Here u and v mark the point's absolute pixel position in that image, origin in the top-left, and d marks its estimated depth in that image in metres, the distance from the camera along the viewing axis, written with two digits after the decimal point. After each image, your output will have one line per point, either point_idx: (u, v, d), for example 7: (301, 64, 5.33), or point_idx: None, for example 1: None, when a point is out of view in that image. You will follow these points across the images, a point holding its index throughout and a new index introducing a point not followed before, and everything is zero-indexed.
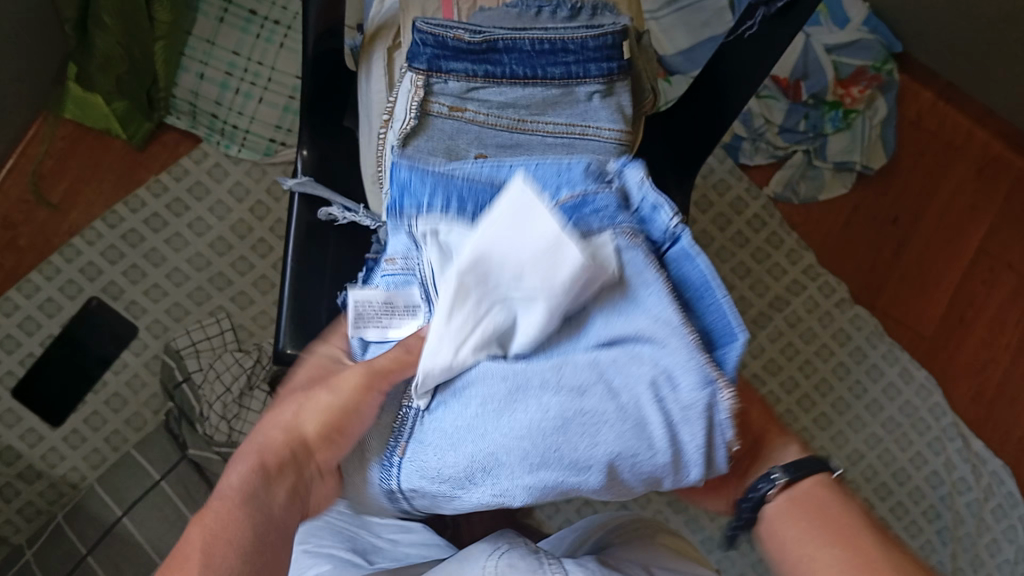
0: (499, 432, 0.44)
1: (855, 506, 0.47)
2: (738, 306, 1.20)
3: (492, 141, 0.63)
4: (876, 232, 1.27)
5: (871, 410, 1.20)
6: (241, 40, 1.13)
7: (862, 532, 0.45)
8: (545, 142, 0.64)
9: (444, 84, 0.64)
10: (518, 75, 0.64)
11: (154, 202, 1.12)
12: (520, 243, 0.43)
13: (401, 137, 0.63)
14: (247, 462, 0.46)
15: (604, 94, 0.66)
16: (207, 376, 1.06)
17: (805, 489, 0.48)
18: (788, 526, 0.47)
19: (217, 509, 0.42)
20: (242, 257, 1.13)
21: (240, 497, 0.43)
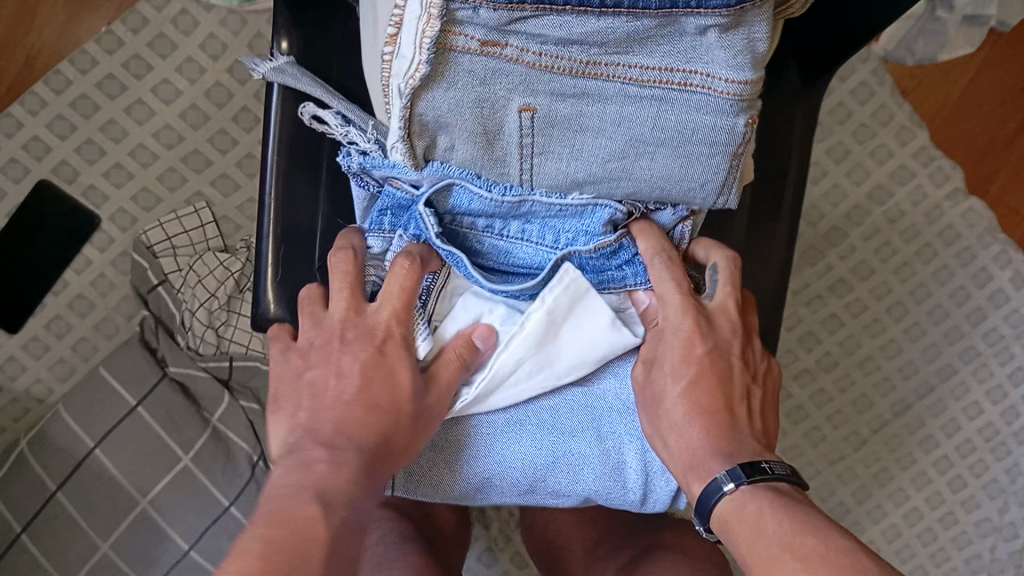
0: (501, 459, 0.55)
1: (791, 510, 0.46)
2: (829, 197, 1.00)
3: (544, 89, 0.46)
4: (1001, 101, 1.03)
5: (972, 320, 1.00)
6: None
7: (810, 530, 0.44)
8: (624, 92, 0.46)
9: (475, 11, 0.43)
10: (591, 1, 0.43)
11: (107, 60, 0.90)
12: (581, 340, 0.53)
13: (410, 87, 0.44)
14: (341, 468, 0.46)
15: (721, 28, 0.45)
16: (186, 279, 0.88)
17: (730, 505, 0.48)
18: (730, 546, 0.48)
19: (324, 535, 0.43)
20: (222, 131, 0.92)
21: (340, 525, 0.44)
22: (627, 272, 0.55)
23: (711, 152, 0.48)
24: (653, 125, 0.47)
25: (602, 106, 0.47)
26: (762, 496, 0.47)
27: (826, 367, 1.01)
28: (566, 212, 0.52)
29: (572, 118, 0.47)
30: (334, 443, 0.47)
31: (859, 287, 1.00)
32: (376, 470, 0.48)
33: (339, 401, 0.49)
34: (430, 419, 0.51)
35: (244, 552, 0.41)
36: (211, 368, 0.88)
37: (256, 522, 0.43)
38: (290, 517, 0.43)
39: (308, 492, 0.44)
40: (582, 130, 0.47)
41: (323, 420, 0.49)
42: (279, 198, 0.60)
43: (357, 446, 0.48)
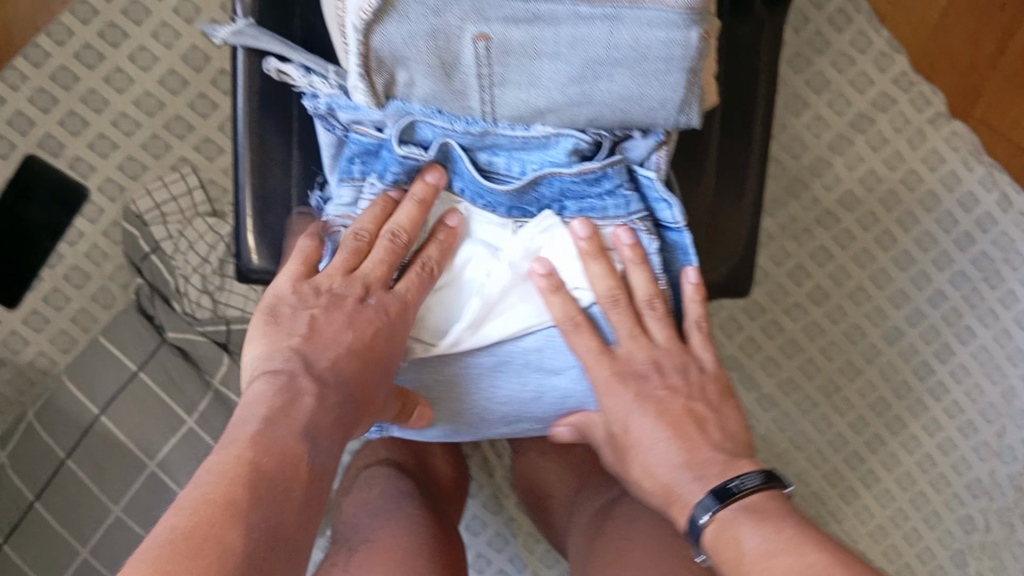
0: (491, 399, 0.60)
1: (776, 520, 0.49)
2: (812, 128, 1.00)
3: (495, 15, 0.48)
4: (980, 17, 1.03)
5: (961, 244, 1.00)
6: None
7: (803, 539, 0.46)
8: (575, 13, 0.48)
9: None
10: None
11: (83, 30, 0.90)
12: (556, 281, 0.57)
13: (362, 22, 0.47)
14: (327, 412, 0.50)
15: None
16: (179, 246, 0.90)
17: (713, 533, 0.51)
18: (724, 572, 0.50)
19: (304, 470, 0.46)
20: (202, 95, 0.92)
21: (318, 465, 0.48)
22: (607, 204, 0.57)
23: (667, 69, 0.50)
24: (608, 47, 0.49)
25: (555, 30, 0.49)
26: (739, 518, 0.50)
27: (817, 301, 1.02)
28: (531, 145, 0.54)
29: (525, 45, 0.49)
30: (322, 382, 0.51)
31: (846, 218, 1.01)
32: (350, 419, 0.52)
33: (338, 342, 0.53)
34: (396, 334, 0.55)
35: (222, 475, 0.43)
36: (210, 333, 0.89)
37: (237, 443, 0.45)
38: (276, 446, 0.46)
39: (294, 426, 0.48)
40: (537, 56, 0.50)
41: (320, 356, 0.52)
42: (253, 151, 0.61)
43: (342, 382, 0.52)
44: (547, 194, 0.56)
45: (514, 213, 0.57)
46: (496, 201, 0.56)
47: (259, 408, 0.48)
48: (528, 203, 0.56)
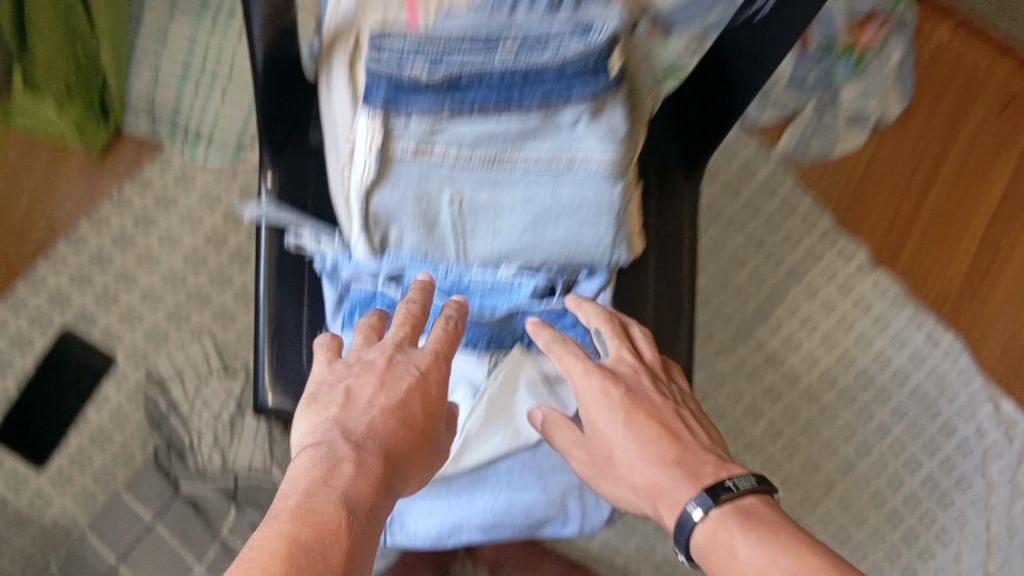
0: (491, 493, 0.64)
1: (774, 526, 0.50)
2: (753, 280, 1.14)
3: (465, 181, 0.60)
4: (895, 182, 1.21)
5: (896, 381, 1.12)
6: (196, 34, 1.04)
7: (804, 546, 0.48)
8: (525, 177, 0.60)
9: (405, 125, 0.58)
10: (489, 108, 0.58)
11: (119, 218, 1.05)
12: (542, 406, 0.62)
13: (364, 189, 0.59)
14: (366, 477, 0.45)
15: (588, 115, 0.59)
16: (194, 406, 1.00)
17: (705, 533, 0.52)
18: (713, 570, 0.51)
19: (343, 537, 0.40)
20: (219, 270, 1.06)
21: (362, 533, 0.42)
22: (569, 337, 0.63)
23: (598, 216, 0.61)
24: (554, 200, 0.60)
25: (512, 191, 0.61)
26: (731, 522, 0.51)
27: (773, 436, 1.11)
28: (500, 288, 0.62)
29: (488, 204, 0.61)
30: (358, 448, 0.46)
31: (791, 359, 1.12)
32: (393, 484, 0.47)
33: (371, 409, 0.49)
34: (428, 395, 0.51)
35: (267, 550, 0.38)
36: (219, 485, 0.97)
37: (277, 515, 0.40)
38: (317, 514, 0.41)
39: (334, 495, 0.42)
40: (499, 212, 0.61)
41: (354, 422, 0.48)
42: (270, 309, 0.69)
43: (385, 450, 0.47)
44: (517, 328, 0.63)
45: (492, 344, 0.62)
46: (476, 336, 0.62)
47: (299, 473, 0.44)
48: (502, 336, 0.62)
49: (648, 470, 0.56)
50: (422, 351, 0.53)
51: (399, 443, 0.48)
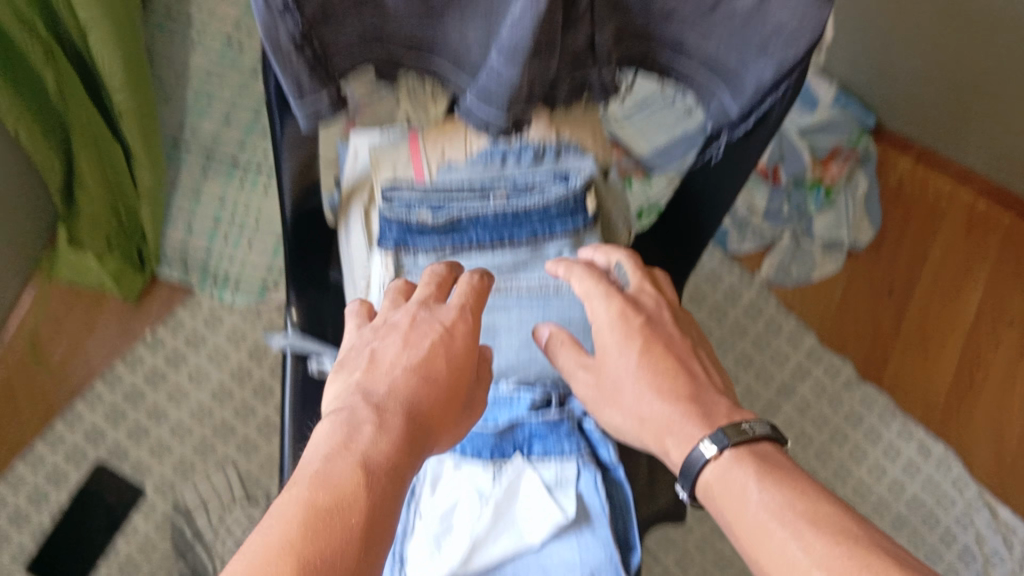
0: None
1: (789, 474, 0.49)
2: (747, 397, 1.20)
3: None
4: (873, 303, 1.29)
5: (893, 491, 1.17)
6: (227, 184, 1.18)
7: (823, 499, 0.47)
8: (519, 302, 0.67)
9: (414, 260, 0.65)
10: (486, 244, 0.66)
11: (152, 357, 1.13)
12: (532, 503, 0.60)
13: None
14: (387, 439, 0.44)
15: (571, 247, 0.68)
16: (218, 534, 1.05)
17: (716, 472, 0.51)
18: (718, 506, 0.50)
19: (363, 508, 0.40)
20: (245, 403, 1.13)
21: (384, 497, 0.41)
22: (563, 445, 0.63)
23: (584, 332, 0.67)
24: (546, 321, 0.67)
25: (507, 314, 0.67)
26: (744, 462, 0.50)
27: None
28: (500, 403, 0.65)
29: (486, 328, 0.67)
30: (381, 410, 0.46)
31: None
32: (419, 442, 0.46)
33: (396, 370, 0.48)
34: (450, 350, 0.50)
35: (287, 519, 0.38)
36: None
37: (297, 485, 0.40)
38: (335, 480, 0.40)
39: (354, 457, 0.42)
40: (496, 333, 0.67)
41: (377, 384, 0.48)
42: (296, 432, 0.75)
43: (411, 414, 0.46)
44: (516, 438, 0.63)
45: (494, 454, 0.62)
46: (475, 443, 0.62)
47: (322, 443, 0.43)
48: (501, 444, 0.63)
49: (656, 404, 0.56)
50: (450, 306, 0.53)
51: (425, 401, 0.47)
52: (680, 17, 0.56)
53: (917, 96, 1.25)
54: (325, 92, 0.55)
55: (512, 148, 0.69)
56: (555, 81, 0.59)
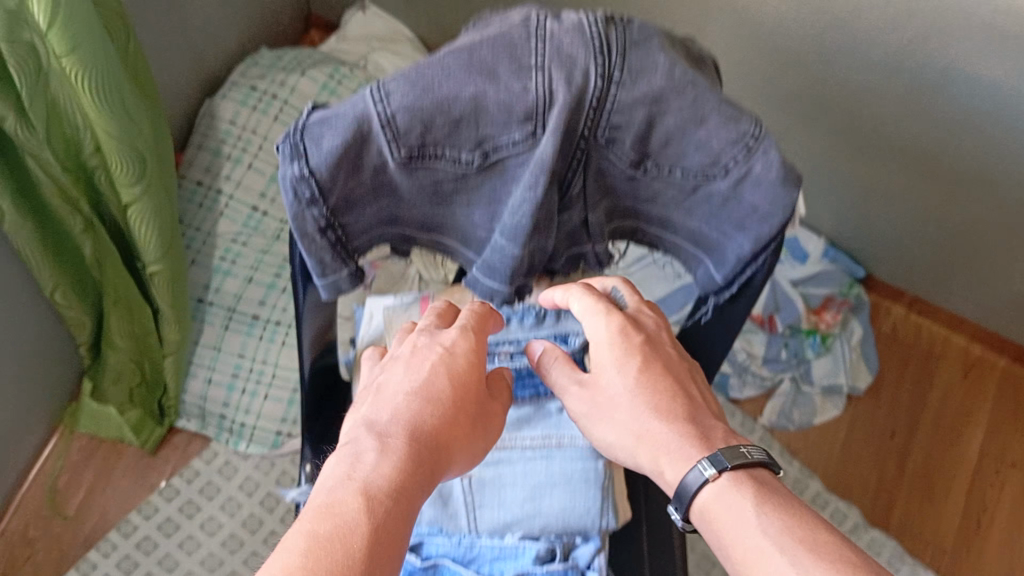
0: None
1: (784, 500, 0.50)
2: None
3: None
4: (876, 446, 1.31)
5: None
6: (245, 342, 1.16)
7: (818, 526, 0.48)
8: (524, 456, 0.68)
9: None
10: None
11: (166, 506, 1.15)
12: None
13: None
14: (389, 462, 0.46)
15: None
16: None
17: (713, 493, 0.51)
18: (714, 529, 0.51)
19: (366, 534, 0.42)
20: (254, 552, 1.12)
21: (386, 517, 0.43)
22: None
23: (587, 486, 0.67)
24: (551, 474, 0.67)
25: (512, 467, 0.68)
26: (743, 486, 0.51)
27: None
28: (506, 555, 0.65)
29: (492, 479, 0.68)
30: (384, 434, 0.48)
31: None
32: (426, 461, 0.47)
33: (398, 398, 0.50)
34: (451, 371, 0.52)
35: (294, 556, 0.40)
36: None
37: (303, 519, 0.42)
38: (340, 511, 0.42)
39: (357, 486, 0.44)
40: (502, 485, 0.67)
41: (381, 411, 0.50)
42: None
43: (414, 435, 0.48)
44: None
45: None
46: None
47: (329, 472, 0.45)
48: None
49: (654, 428, 0.55)
50: (450, 334, 0.54)
51: (431, 420, 0.49)
52: (665, 200, 0.62)
53: (906, 253, 1.29)
54: (347, 270, 0.61)
55: (514, 311, 0.72)
56: (553, 254, 0.66)
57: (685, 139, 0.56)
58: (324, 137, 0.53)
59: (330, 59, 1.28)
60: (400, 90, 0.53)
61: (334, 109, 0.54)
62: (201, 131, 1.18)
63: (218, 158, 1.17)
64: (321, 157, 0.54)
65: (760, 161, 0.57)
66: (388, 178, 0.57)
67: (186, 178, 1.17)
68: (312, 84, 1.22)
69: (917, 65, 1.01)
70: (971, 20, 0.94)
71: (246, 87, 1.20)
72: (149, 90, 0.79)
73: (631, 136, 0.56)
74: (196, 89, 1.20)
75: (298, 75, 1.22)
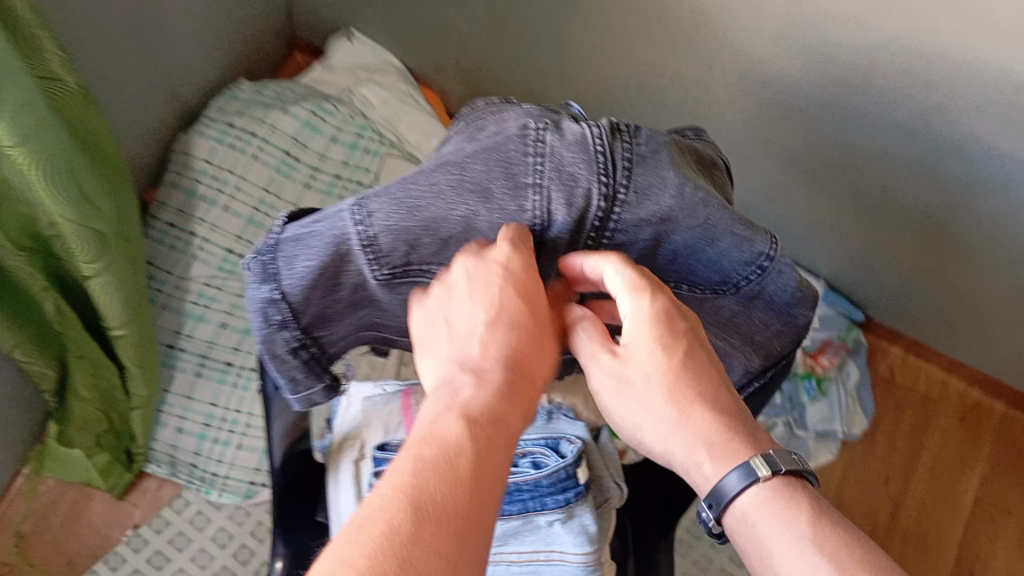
0: None
1: (832, 511, 0.48)
2: None
3: None
4: (869, 494, 1.28)
5: None
6: (218, 390, 1.12)
7: (869, 544, 0.46)
8: (511, 570, 0.63)
9: None
10: None
11: (134, 557, 1.10)
12: None
13: None
14: (483, 391, 0.46)
15: (565, 518, 0.62)
16: None
17: (754, 501, 0.49)
18: (749, 537, 0.49)
19: (470, 462, 0.42)
20: None
21: (489, 442, 0.44)
22: None
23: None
24: None
25: None
26: (791, 493, 0.48)
27: None
28: None
29: None
30: (475, 365, 0.48)
31: None
32: (519, 389, 0.48)
33: (476, 325, 0.49)
34: (524, 293, 0.50)
35: (397, 490, 0.40)
36: None
37: (405, 453, 0.42)
38: (443, 438, 0.43)
39: (457, 419, 0.44)
40: None
41: (465, 345, 0.49)
42: None
43: (502, 364, 0.48)
44: None
45: None
46: None
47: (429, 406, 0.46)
48: None
49: (694, 435, 0.50)
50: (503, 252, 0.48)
51: (513, 347, 0.48)
52: None
53: (903, 297, 1.26)
54: (322, 385, 0.57)
55: None
56: None
57: (695, 259, 0.52)
58: (298, 260, 0.50)
59: (313, 93, 1.25)
60: (381, 209, 0.49)
61: (313, 227, 0.51)
62: (175, 167, 1.14)
63: (192, 199, 1.13)
64: (295, 278, 0.51)
65: (773, 279, 0.54)
66: (368, 295, 0.53)
67: (159, 219, 1.12)
68: (294, 121, 1.20)
69: (935, 128, 0.97)
70: (986, 88, 0.90)
71: (223, 123, 1.17)
72: (98, 148, 0.74)
73: (636, 256, 0.52)
74: (168, 124, 1.16)
75: (279, 110, 1.19)
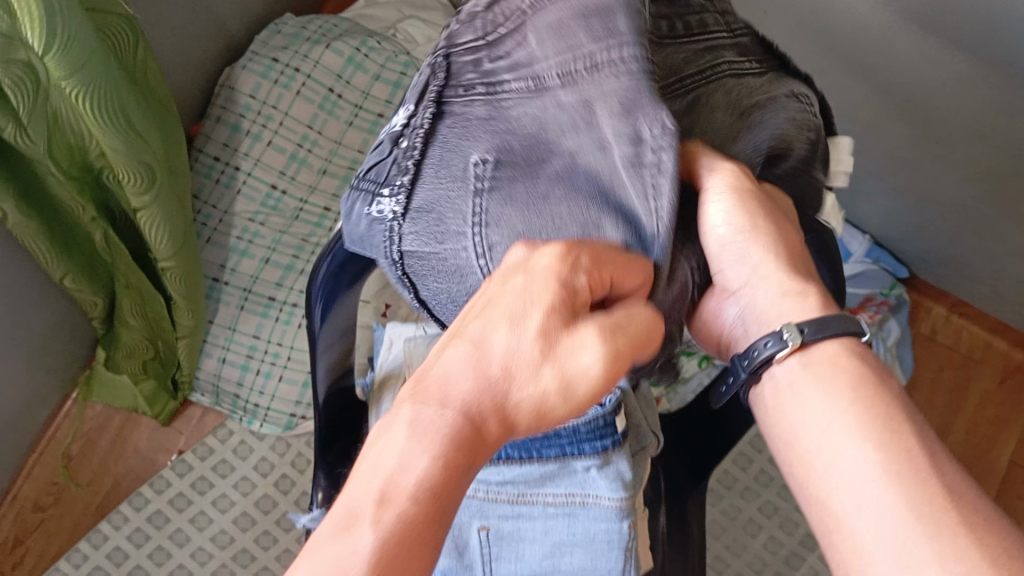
0: None
1: (879, 376, 0.47)
2: (769, 546, 1.15)
3: (494, 512, 0.65)
4: None
5: None
6: (261, 324, 1.13)
7: (903, 411, 0.45)
8: (547, 511, 0.64)
9: None
10: (512, 456, 0.64)
11: (178, 481, 1.14)
12: None
13: None
14: (422, 457, 0.39)
15: (600, 465, 0.63)
16: None
17: (798, 363, 0.49)
18: (784, 400, 0.49)
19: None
20: (266, 531, 1.11)
21: (399, 542, 0.37)
22: None
23: (610, 547, 0.64)
24: (575, 532, 0.64)
25: (533, 522, 0.65)
26: (839, 358, 0.48)
27: None
28: None
29: (512, 533, 0.65)
30: (434, 417, 0.40)
31: None
32: (471, 456, 0.40)
33: (460, 365, 0.41)
34: (528, 309, 0.42)
35: None
36: None
37: None
38: (351, 544, 0.36)
39: (379, 507, 0.37)
40: (522, 540, 0.65)
41: (439, 385, 0.41)
42: None
43: (463, 418, 0.40)
44: None
45: None
46: None
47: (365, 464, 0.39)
48: None
49: (804, 290, 0.52)
50: (547, 256, 0.43)
51: (488, 396, 0.41)
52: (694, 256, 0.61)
53: (952, 255, 1.24)
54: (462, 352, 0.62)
55: None
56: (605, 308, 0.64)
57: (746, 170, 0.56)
58: (432, 280, 0.54)
59: (357, 28, 1.22)
60: (504, 245, 0.50)
61: (438, 252, 0.53)
62: (220, 102, 1.15)
63: (236, 134, 1.15)
64: (426, 289, 0.55)
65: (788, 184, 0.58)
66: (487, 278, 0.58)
67: (204, 153, 1.15)
68: (337, 57, 1.18)
69: (1001, 80, 0.94)
70: None
71: (268, 59, 1.16)
72: (144, 77, 0.75)
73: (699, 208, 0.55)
74: (215, 58, 1.16)
75: (322, 47, 1.18)
